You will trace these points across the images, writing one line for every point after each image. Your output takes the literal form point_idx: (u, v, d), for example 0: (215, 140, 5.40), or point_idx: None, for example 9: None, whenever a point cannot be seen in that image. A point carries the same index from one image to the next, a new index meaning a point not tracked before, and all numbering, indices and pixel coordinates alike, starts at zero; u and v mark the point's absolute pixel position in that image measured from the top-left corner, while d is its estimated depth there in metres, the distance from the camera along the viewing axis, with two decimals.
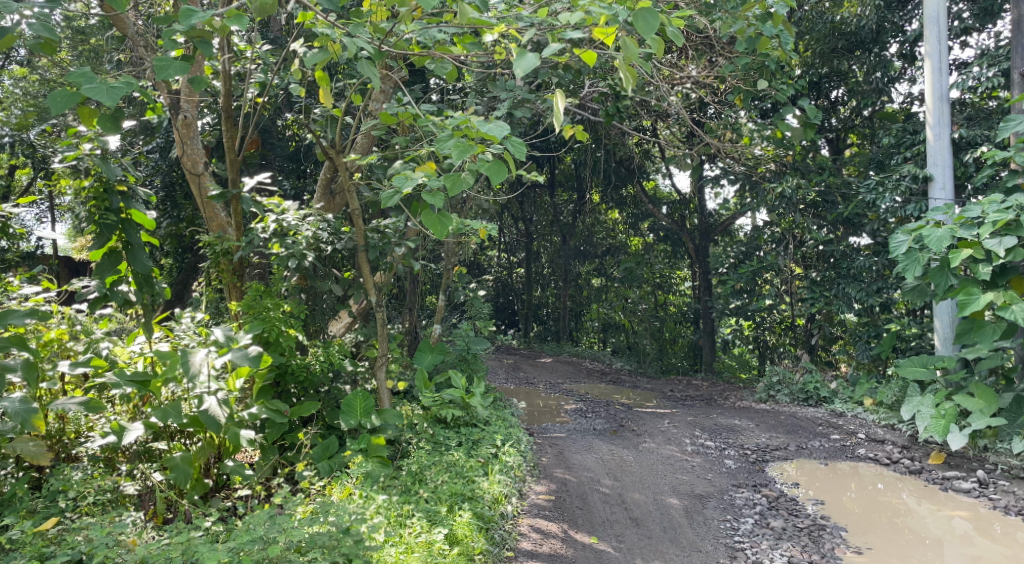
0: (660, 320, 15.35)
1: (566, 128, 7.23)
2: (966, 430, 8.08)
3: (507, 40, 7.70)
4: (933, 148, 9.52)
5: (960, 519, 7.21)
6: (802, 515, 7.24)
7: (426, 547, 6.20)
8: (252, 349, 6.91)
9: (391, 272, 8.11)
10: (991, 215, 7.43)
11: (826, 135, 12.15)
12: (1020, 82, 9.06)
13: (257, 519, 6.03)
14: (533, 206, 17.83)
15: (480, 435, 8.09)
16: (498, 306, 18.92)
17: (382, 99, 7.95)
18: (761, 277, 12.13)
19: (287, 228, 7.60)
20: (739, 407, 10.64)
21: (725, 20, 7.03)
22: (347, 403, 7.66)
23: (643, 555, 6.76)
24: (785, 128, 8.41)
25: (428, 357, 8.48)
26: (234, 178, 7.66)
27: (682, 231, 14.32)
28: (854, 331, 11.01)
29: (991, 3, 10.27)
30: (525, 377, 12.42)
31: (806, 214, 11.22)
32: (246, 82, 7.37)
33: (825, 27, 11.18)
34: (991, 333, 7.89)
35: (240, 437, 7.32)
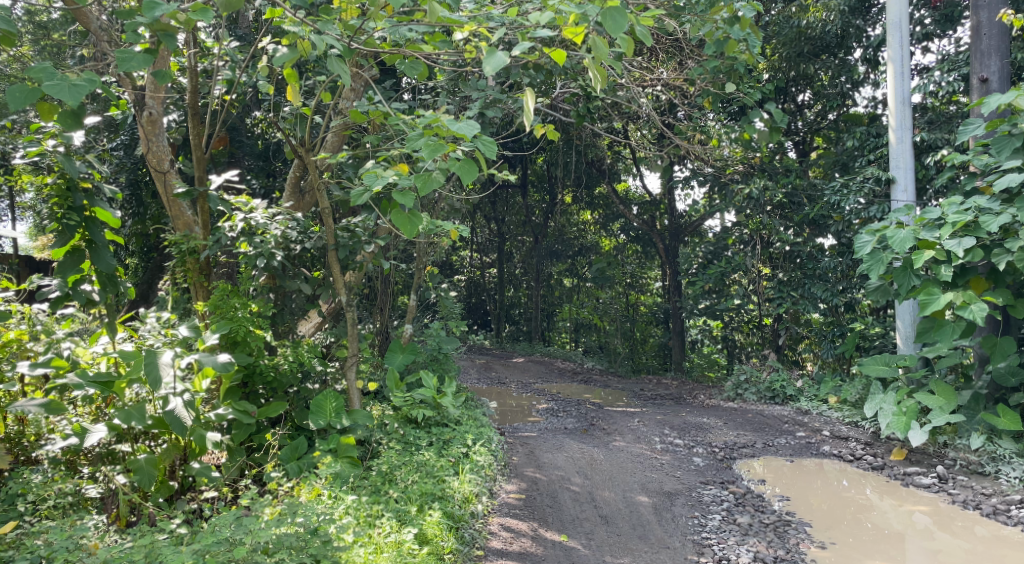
0: (631, 320, 14.78)
1: (537, 128, 6.70)
2: (928, 427, 7.65)
3: (479, 38, 7.20)
4: (895, 151, 8.92)
5: (921, 514, 7.01)
6: (768, 511, 7.07)
7: (395, 547, 5.99)
8: (226, 358, 6.56)
9: (360, 271, 7.84)
10: (952, 216, 7.16)
11: (792, 137, 11.43)
12: (978, 87, 8.35)
13: (223, 520, 5.79)
14: (505, 205, 17.46)
15: (450, 435, 7.83)
16: (469, 306, 18.40)
17: (352, 97, 7.76)
18: (729, 277, 11.45)
19: (255, 227, 7.28)
20: (707, 405, 10.27)
21: (693, 24, 7.11)
22: (316, 404, 7.31)
23: (612, 552, 6.53)
24: (751, 134, 7.73)
25: (399, 358, 8.31)
26: (202, 176, 7.37)
27: (651, 232, 13.83)
28: (820, 330, 10.56)
29: (953, 8, 9.43)
30: (496, 377, 12.10)
31: (773, 215, 10.67)
32: (214, 80, 7.11)
33: (791, 33, 10.46)
34: (951, 333, 7.43)
35: (206, 440, 6.78)
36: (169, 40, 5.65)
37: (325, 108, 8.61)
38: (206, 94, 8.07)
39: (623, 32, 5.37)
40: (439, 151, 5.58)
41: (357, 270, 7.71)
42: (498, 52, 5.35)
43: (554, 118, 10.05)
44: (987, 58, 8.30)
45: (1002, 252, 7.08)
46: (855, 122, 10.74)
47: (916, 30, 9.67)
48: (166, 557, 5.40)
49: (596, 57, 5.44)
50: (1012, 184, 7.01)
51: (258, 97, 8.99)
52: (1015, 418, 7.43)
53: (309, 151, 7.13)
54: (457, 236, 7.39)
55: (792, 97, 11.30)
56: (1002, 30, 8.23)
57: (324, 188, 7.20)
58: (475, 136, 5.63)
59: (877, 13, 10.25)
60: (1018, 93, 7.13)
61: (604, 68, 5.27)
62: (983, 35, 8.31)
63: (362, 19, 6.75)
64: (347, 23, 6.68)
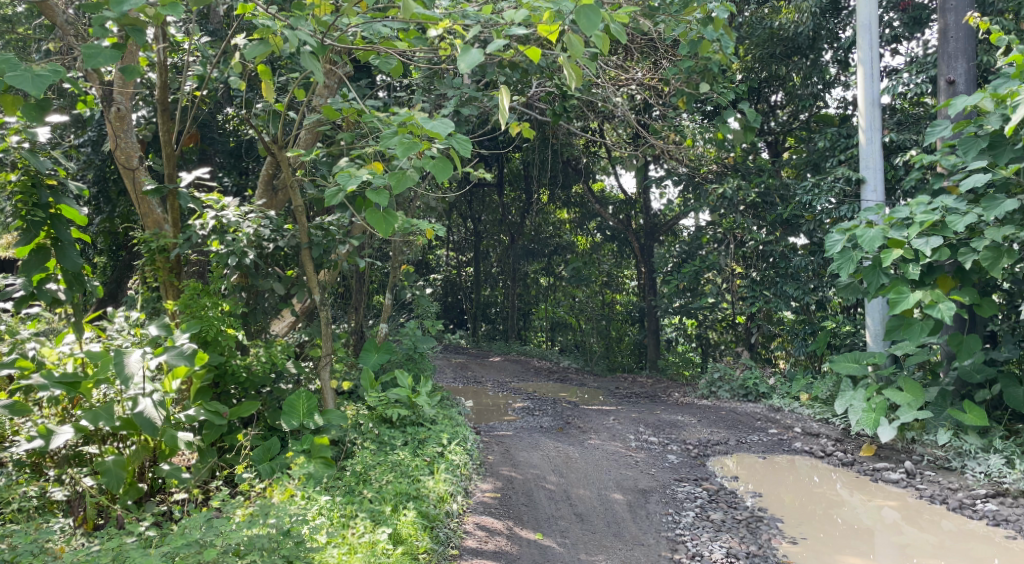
0: (607, 319, 14.76)
1: (513, 126, 6.73)
2: (896, 423, 7.77)
3: (454, 36, 7.18)
4: (864, 152, 9.05)
5: (889, 509, 7.13)
6: (741, 507, 7.15)
7: (369, 548, 5.96)
8: (188, 349, 6.52)
9: (335, 271, 7.78)
10: (919, 216, 7.28)
11: (765, 138, 11.56)
12: (946, 88, 8.51)
13: (193, 523, 5.72)
14: (482, 205, 17.44)
15: (426, 434, 7.81)
16: (446, 306, 18.34)
17: (325, 94, 7.69)
18: (703, 276, 11.58)
19: (227, 225, 7.19)
20: (681, 403, 10.37)
21: (667, 24, 7.17)
22: (289, 404, 7.24)
23: (587, 550, 6.56)
24: (725, 134, 7.79)
25: (374, 357, 8.25)
26: (172, 173, 7.24)
27: (627, 232, 13.87)
28: (792, 328, 10.70)
29: (921, 11, 9.59)
30: (473, 377, 12.08)
31: (745, 214, 10.79)
32: (184, 75, 7.00)
33: (764, 34, 10.59)
34: (919, 331, 7.56)
35: (175, 441, 6.67)
36: (138, 33, 5.67)
37: (297, 105, 8.51)
38: (177, 90, 7.95)
39: (597, 29, 5.37)
40: (412, 149, 5.57)
41: (331, 270, 7.64)
42: (473, 49, 5.39)
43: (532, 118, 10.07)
44: (954, 61, 8.45)
45: (968, 251, 7.26)
46: (826, 122, 10.87)
47: (885, 32, 9.81)
48: (135, 560, 5.32)
49: (571, 55, 5.43)
50: (977, 184, 7.17)
51: (230, 93, 8.86)
52: (980, 414, 7.58)
53: (282, 148, 7.05)
54: (432, 235, 7.35)
55: (765, 97, 11.42)
56: (969, 33, 8.39)
57: (297, 186, 7.13)
58: (448, 135, 5.64)
59: (848, 15, 10.39)
60: (985, 94, 7.33)
61: (579, 66, 5.29)
62: (950, 38, 8.47)
63: (335, 13, 6.66)
64: (321, 18, 6.62)
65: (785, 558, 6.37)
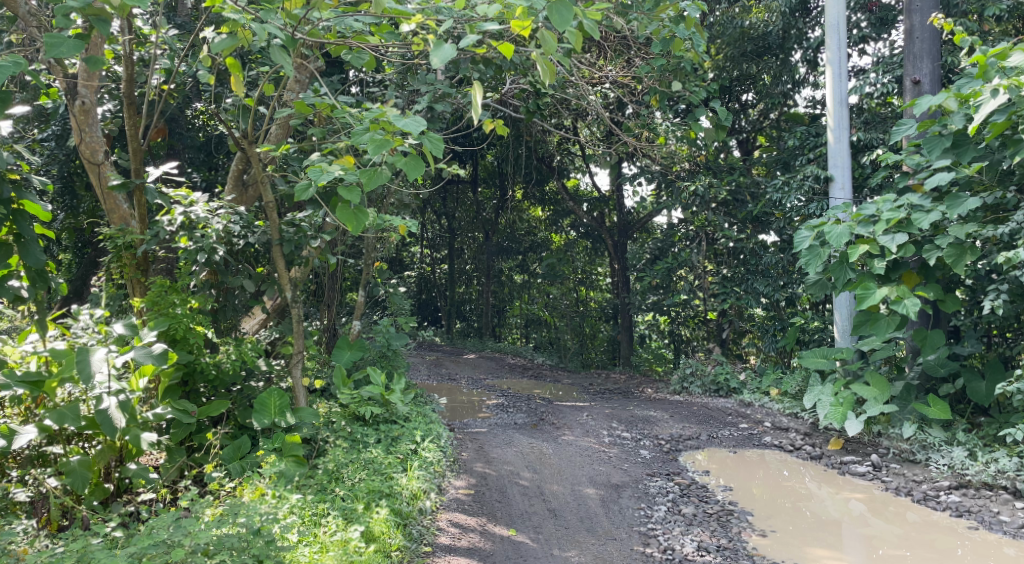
0: (581, 316, 14.97)
1: (487, 122, 6.72)
2: (863, 417, 7.95)
3: (427, 31, 7.13)
4: (833, 150, 9.18)
5: (856, 501, 7.27)
6: (712, 501, 7.23)
7: (341, 546, 5.93)
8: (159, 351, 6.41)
9: (307, 268, 7.70)
10: (885, 213, 7.45)
11: (735, 136, 11.68)
12: (911, 88, 8.67)
13: (161, 523, 5.65)
14: (456, 201, 17.40)
15: (399, 431, 7.79)
16: (420, 303, 18.27)
17: (297, 88, 7.60)
18: (676, 273, 11.73)
19: (195, 221, 7.08)
20: (654, 398, 10.46)
21: (640, 21, 7.22)
22: (259, 402, 7.14)
23: (560, 545, 6.59)
24: (697, 132, 7.86)
25: (346, 355, 8.18)
26: (138, 168, 7.09)
27: (601, 229, 13.86)
28: (761, 325, 10.85)
29: (888, 12, 9.74)
30: (447, 374, 12.06)
31: (717, 212, 10.92)
32: (151, 68, 6.84)
33: (735, 33, 10.68)
34: (886, 327, 7.73)
35: (143, 440, 6.56)
36: (103, 24, 5.55)
37: (267, 100, 8.40)
38: (144, 84, 7.81)
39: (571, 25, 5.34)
40: (384, 146, 5.55)
41: (303, 266, 7.56)
42: (445, 44, 5.40)
43: (508, 115, 10.07)
44: (920, 61, 8.61)
45: (932, 248, 7.42)
46: (795, 121, 11.01)
47: (853, 32, 9.96)
48: (100, 560, 5.25)
49: (545, 51, 5.41)
50: (942, 182, 7.37)
51: (199, 87, 8.71)
52: (944, 408, 7.77)
53: (252, 143, 6.96)
54: (406, 231, 7.31)
55: (736, 96, 11.53)
56: (934, 34, 8.55)
57: (267, 181, 7.05)
58: (421, 133, 5.60)
59: (817, 14, 10.53)
60: (948, 94, 7.47)
61: (554, 64, 5.32)
62: (916, 38, 8.62)
63: (307, 7, 6.56)
64: (293, 12, 6.52)
65: (755, 551, 6.46)
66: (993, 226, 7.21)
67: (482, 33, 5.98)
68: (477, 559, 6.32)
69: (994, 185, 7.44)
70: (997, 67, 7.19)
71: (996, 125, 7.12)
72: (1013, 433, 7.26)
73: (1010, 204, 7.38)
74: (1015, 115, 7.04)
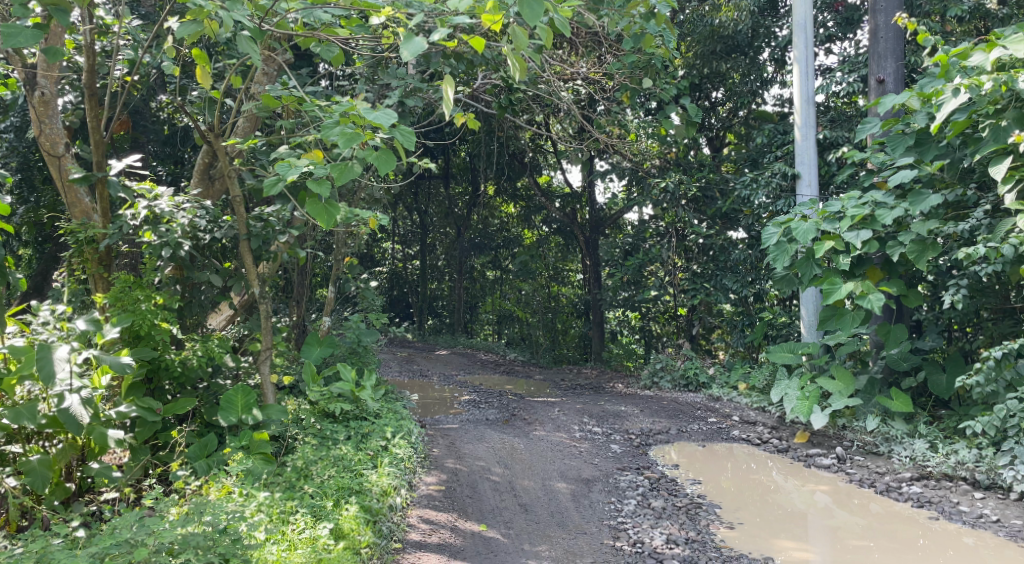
0: (553, 313, 14.86)
1: (458, 117, 6.65)
2: (828, 410, 8.14)
3: (396, 24, 7.04)
4: (800, 147, 9.31)
5: (822, 493, 7.40)
6: (681, 494, 7.31)
7: (310, 544, 5.87)
8: (125, 358, 6.25)
9: (275, 263, 7.59)
10: (850, 210, 7.61)
11: (705, 134, 11.74)
12: (876, 87, 8.82)
13: (124, 522, 5.56)
14: (428, 197, 17.36)
15: (370, 428, 7.72)
16: (392, 299, 18.15)
17: (264, 81, 7.49)
18: (647, 269, 11.86)
19: (160, 216, 6.95)
20: (625, 393, 10.55)
21: (612, 18, 7.25)
22: (226, 399, 7.08)
23: (531, 540, 6.60)
24: (667, 128, 7.93)
25: (315, 351, 8.11)
26: (101, 161, 6.93)
27: (573, 225, 13.93)
28: (730, 320, 10.97)
29: (853, 12, 9.90)
30: (418, 370, 12.03)
31: (687, 208, 11.00)
32: (114, 58, 6.68)
33: (705, 31, 10.76)
34: (851, 321, 7.90)
35: (106, 438, 6.42)
36: (60, 14, 5.39)
37: (235, 93, 8.27)
38: (106, 75, 7.65)
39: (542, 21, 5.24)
40: (355, 140, 5.48)
41: (272, 262, 7.47)
42: (415, 37, 5.30)
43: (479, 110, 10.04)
44: (884, 60, 8.76)
45: (895, 244, 7.58)
46: (764, 119, 11.13)
47: (820, 32, 10.10)
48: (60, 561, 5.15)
49: (516, 46, 5.32)
50: (905, 180, 7.53)
51: (164, 79, 8.55)
52: (906, 401, 7.97)
53: (218, 136, 6.86)
54: (376, 226, 7.24)
55: (706, 94, 11.60)
56: (898, 34, 8.70)
57: (235, 175, 6.95)
58: (392, 126, 5.51)
59: (785, 13, 10.66)
60: (911, 94, 7.62)
61: (524, 58, 5.21)
62: (880, 38, 8.77)
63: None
64: (260, 3, 6.42)
65: (723, 543, 6.54)
66: (954, 223, 7.39)
67: (452, 27, 5.86)
68: (448, 555, 6.30)
69: (955, 183, 7.62)
70: (958, 67, 7.37)
71: (956, 124, 7.30)
72: (972, 425, 7.43)
73: (970, 201, 7.57)
74: (975, 114, 7.25)
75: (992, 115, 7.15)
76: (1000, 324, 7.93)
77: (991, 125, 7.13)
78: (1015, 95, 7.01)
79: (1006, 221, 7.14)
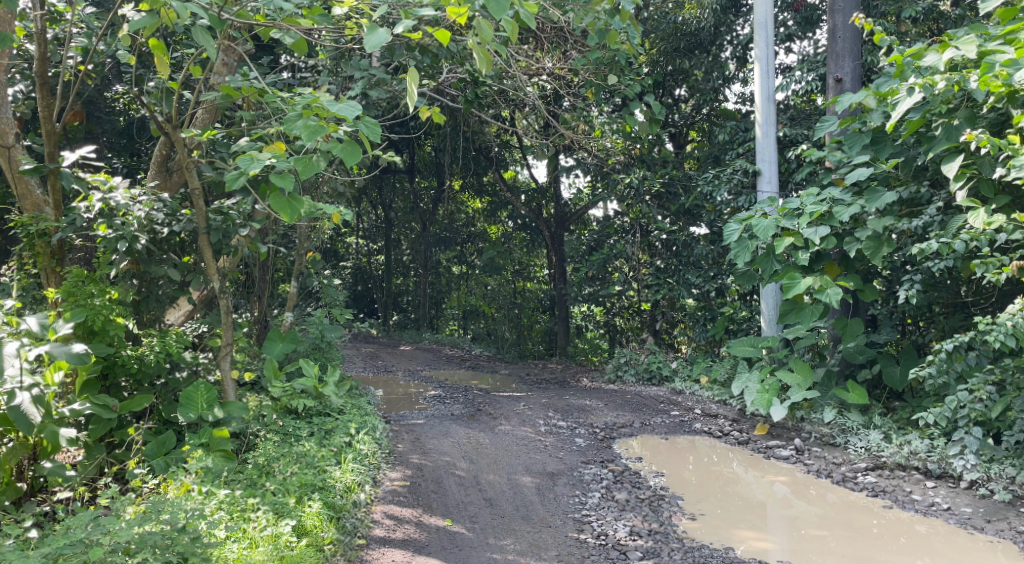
0: (519, 308, 15.05)
1: (423, 111, 6.61)
2: (787, 403, 8.33)
3: (361, 16, 6.95)
4: (760, 145, 9.45)
5: (780, 484, 7.55)
6: (644, 486, 7.38)
7: (272, 541, 5.80)
8: (80, 348, 6.09)
9: (236, 257, 7.45)
10: (808, 207, 7.78)
11: (668, 130, 11.82)
12: (834, 86, 8.98)
13: (78, 522, 5.42)
14: (392, 191, 17.27)
15: (333, 424, 7.67)
16: (356, 294, 17.98)
17: (224, 72, 7.36)
18: (611, 265, 11.97)
19: (115, 208, 6.77)
20: (589, 387, 10.62)
21: (576, 13, 7.22)
22: (186, 396, 6.93)
23: (496, 534, 6.61)
24: (630, 125, 8.03)
25: (278, 347, 7.98)
26: (53, 151, 6.72)
27: (538, 220, 13.84)
28: (692, 314, 11.11)
29: (812, 12, 10.07)
30: (383, 365, 11.94)
31: (650, 204, 11.12)
32: (67, 47, 6.50)
33: (668, 28, 10.94)
34: (810, 315, 8.09)
35: (59, 437, 6.23)
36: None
37: (194, 84, 8.13)
38: (59, 64, 7.43)
39: (508, 14, 5.13)
40: (319, 133, 5.35)
41: (233, 256, 7.35)
42: (379, 29, 5.18)
43: (442, 104, 10.01)
44: (841, 60, 8.92)
45: (852, 240, 7.78)
46: (726, 116, 11.27)
47: (780, 31, 10.28)
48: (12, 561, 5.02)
49: (481, 39, 5.21)
50: (861, 178, 7.70)
51: (120, 69, 8.34)
52: (861, 393, 8.19)
53: (176, 127, 6.72)
54: (340, 220, 7.15)
55: (670, 91, 11.72)
56: (855, 33, 8.86)
57: (194, 168, 6.82)
58: (357, 118, 5.42)
59: (747, 12, 10.83)
60: (867, 93, 7.78)
61: (490, 52, 5.11)
62: (838, 38, 8.92)
63: None
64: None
65: (685, 534, 6.63)
66: (909, 220, 7.57)
67: (416, 19, 5.75)
68: (413, 551, 6.26)
69: (909, 180, 7.82)
70: (912, 67, 7.53)
71: (910, 123, 7.48)
72: (924, 416, 7.62)
73: (923, 199, 7.76)
74: (929, 113, 7.44)
75: (945, 114, 7.35)
76: (951, 319, 8.19)
77: (943, 124, 7.33)
78: (966, 95, 7.23)
79: (957, 218, 7.33)
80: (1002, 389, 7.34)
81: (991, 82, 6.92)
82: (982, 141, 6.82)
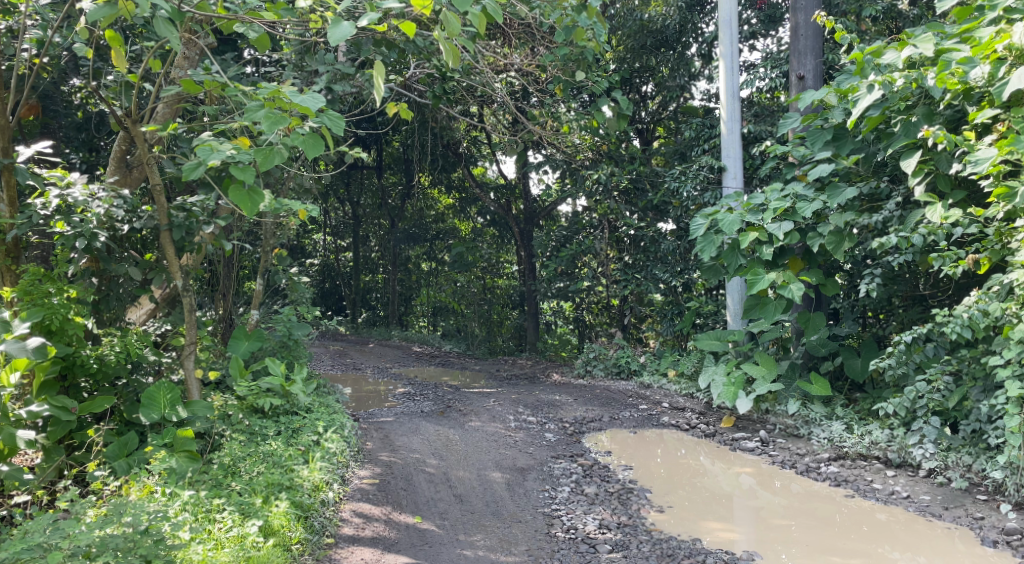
0: (489, 303, 15.00)
1: (391, 106, 6.52)
2: (752, 395, 8.48)
3: (327, 9, 6.86)
4: (725, 141, 9.54)
5: (746, 475, 7.66)
6: (613, 480, 7.42)
7: (237, 542, 5.71)
8: (36, 342, 6.07)
9: (200, 254, 7.30)
10: (773, 202, 7.91)
11: (637, 127, 11.93)
12: (797, 83, 9.11)
13: (37, 524, 5.27)
14: (359, 187, 17.08)
15: (300, 423, 7.59)
16: (324, 292, 17.81)
17: (185, 66, 7.20)
18: (580, 260, 12.19)
19: (73, 205, 6.59)
20: (559, 382, 10.67)
21: (544, 9, 7.41)
22: (148, 397, 6.77)
23: (466, 529, 6.60)
24: (598, 121, 8.12)
25: (243, 346, 7.87)
26: (7, 146, 6.51)
27: (507, 216, 13.84)
28: (660, 310, 11.20)
29: (775, 10, 10.22)
30: (352, 363, 11.86)
31: (619, 200, 11.24)
32: (20, 38, 6.30)
33: (636, 25, 10.96)
34: (774, 311, 8.24)
35: (17, 440, 6.08)
36: None
37: (154, 78, 7.96)
38: (12, 56, 7.21)
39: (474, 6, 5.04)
40: (280, 123, 5.25)
41: (196, 253, 7.22)
42: (343, 23, 5.09)
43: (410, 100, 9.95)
44: (804, 57, 9.04)
45: (815, 235, 7.92)
46: (691, 113, 11.37)
47: (744, 28, 10.39)
48: None
49: (448, 33, 5.12)
50: (823, 174, 7.81)
51: (77, 61, 8.12)
52: (824, 385, 8.34)
53: (135, 122, 6.57)
54: (306, 216, 7.05)
55: (636, 88, 11.80)
56: (817, 32, 8.98)
57: (154, 163, 6.67)
58: (321, 110, 5.32)
59: (712, 10, 10.96)
60: (830, 90, 7.91)
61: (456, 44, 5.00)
62: (800, 36, 9.04)
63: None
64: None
65: (654, 526, 6.68)
66: (869, 215, 7.75)
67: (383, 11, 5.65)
68: (382, 549, 6.22)
69: (869, 176, 7.97)
70: (872, 65, 7.64)
71: (870, 120, 7.61)
72: (884, 407, 7.77)
73: (883, 194, 7.91)
74: (888, 111, 7.58)
75: (903, 112, 7.49)
76: (909, 311, 8.35)
77: (902, 121, 7.47)
78: (923, 92, 7.39)
79: (915, 213, 7.48)
80: (959, 378, 7.51)
81: (947, 80, 7.03)
82: (938, 138, 6.97)
